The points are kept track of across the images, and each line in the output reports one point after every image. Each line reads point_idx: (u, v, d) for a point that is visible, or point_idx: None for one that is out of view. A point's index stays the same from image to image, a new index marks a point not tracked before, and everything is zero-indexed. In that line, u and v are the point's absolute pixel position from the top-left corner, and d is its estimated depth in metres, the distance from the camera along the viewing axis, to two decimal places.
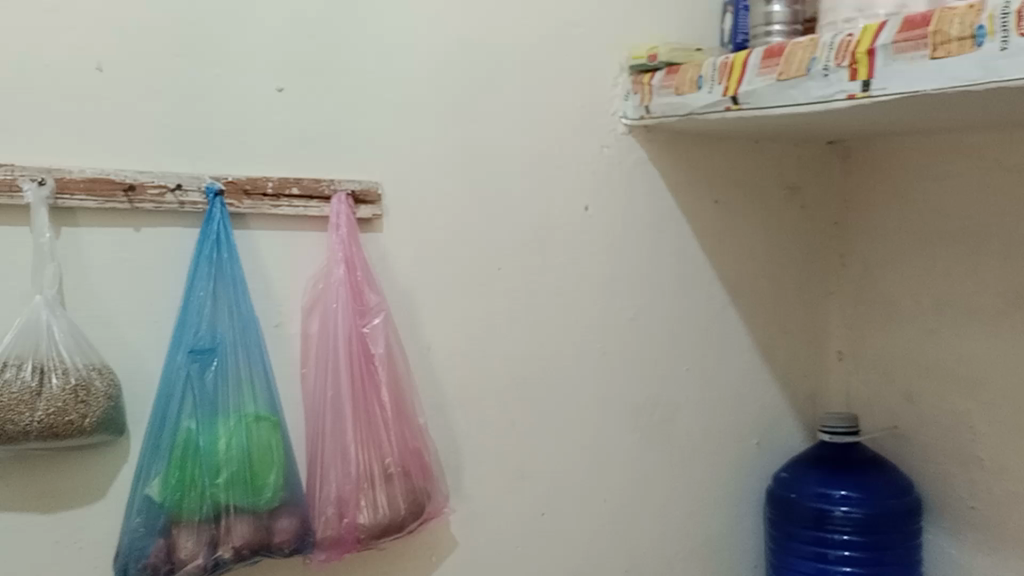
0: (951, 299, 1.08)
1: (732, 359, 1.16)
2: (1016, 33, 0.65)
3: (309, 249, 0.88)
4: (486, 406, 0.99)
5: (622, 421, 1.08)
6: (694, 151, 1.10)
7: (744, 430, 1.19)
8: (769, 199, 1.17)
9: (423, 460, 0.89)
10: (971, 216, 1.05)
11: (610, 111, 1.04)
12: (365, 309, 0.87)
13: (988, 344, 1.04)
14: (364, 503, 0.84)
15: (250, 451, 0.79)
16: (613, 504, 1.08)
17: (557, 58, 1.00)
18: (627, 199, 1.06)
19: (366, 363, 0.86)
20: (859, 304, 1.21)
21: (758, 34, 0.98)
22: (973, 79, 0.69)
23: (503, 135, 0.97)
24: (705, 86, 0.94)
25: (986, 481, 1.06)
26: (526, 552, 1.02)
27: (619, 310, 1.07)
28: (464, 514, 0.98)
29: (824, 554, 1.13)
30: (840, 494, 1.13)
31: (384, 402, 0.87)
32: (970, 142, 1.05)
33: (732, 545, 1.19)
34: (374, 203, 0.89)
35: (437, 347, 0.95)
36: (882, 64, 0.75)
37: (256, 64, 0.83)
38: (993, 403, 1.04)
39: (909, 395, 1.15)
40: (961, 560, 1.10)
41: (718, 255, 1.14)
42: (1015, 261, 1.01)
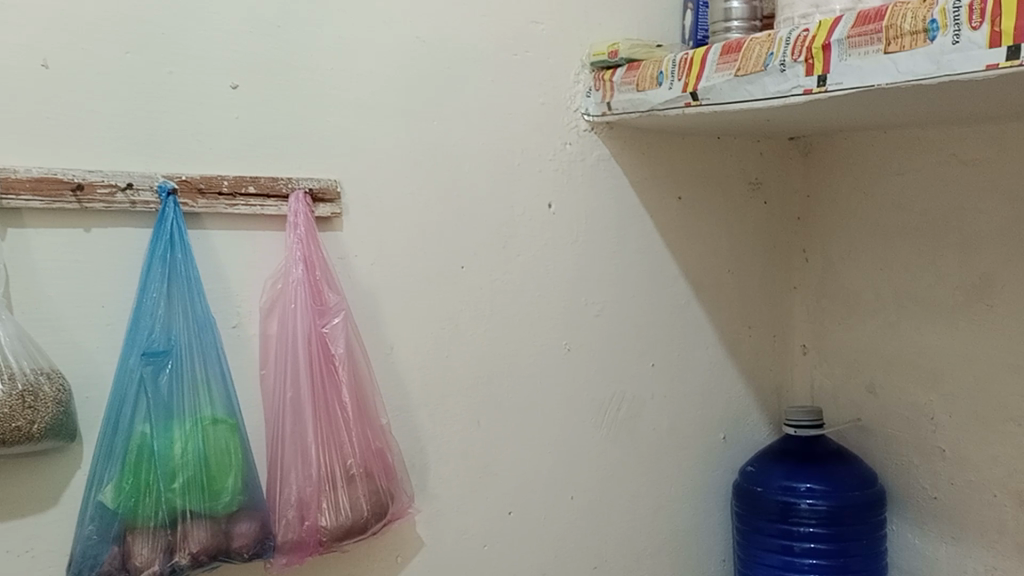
0: (911, 292, 1.10)
1: (698, 354, 1.17)
2: (968, 26, 0.66)
3: (268, 248, 0.86)
4: (451, 405, 0.98)
5: (589, 418, 1.08)
6: (657, 147, 1.11)
7: (710, 425, 1.19)
8: (733, 195, 1.18)
9: (386, 461, 0.88)
10: (929, 209, 1.07)
11: (572, 108, 1.04)
12: (325, 309, 0.86)
13: (947, 335, 1.06)
14: (326, 505, 0.83)
15: (206, 455, 0.78)
16: (580, 502, 1.08)
17: (519, 55, 1.00)
18: (590, 195, 1.06)
19: (326, 363, 0.85)
20: (822, 298, 1.22)
21: (718, 30, 0.98)
22: (925, 73, 0.69)
23: (464, 132, 0.97)
24: (665, 82, 0.94)
25: (948, 471, 1.07)
26: (493, 551, 1.02)
27: (584, 307, 1.06)
28: (429, 514, 0.97)
29: (790, 547, 1.15)
30: (806, 487, 1.14)
31: (345, 403, 0.86)
32: (927, 136, 1.06)
33: (700, 539, 1.20)
34: (333, 201, 0.88)
35: (400, 347, 0.94)
36: (837, 59, 0.76)
37: (210, 62, 0.82)
38: (953, 394, 1.05)
39: (872, 387, 1.16)
40: (924, 550, 1.11)
41: (682, 251, 1.14)
42: (972, 254, 1.02)
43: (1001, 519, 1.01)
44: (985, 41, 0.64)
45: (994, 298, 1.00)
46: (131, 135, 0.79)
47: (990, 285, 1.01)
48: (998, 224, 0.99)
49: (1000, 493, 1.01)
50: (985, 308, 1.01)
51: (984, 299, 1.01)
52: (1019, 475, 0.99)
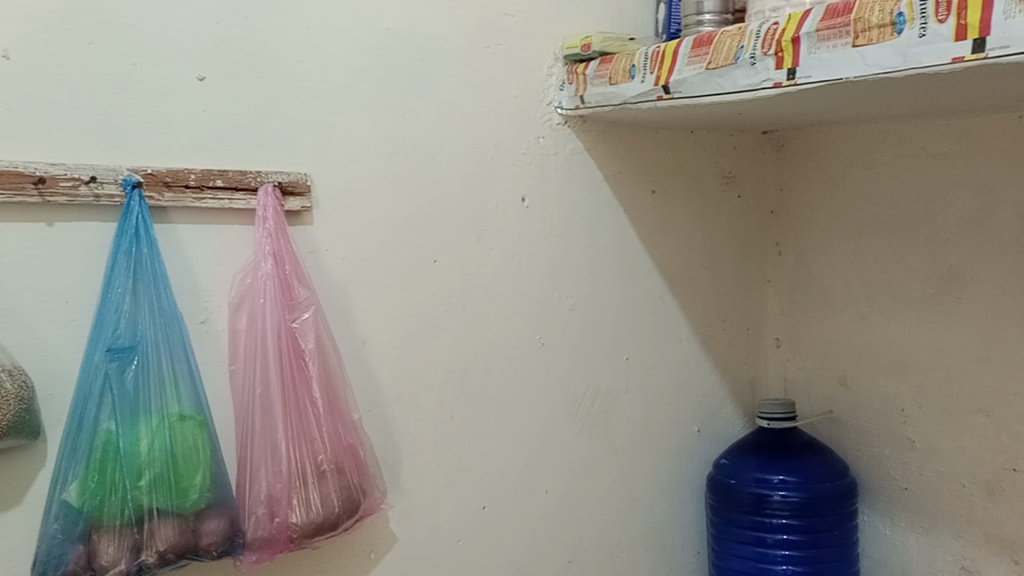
0: (882, 285, 1.11)
1: (672, 347, 1.17)
2: (935, 19, 0.66)
3: (236, 242, 0.85)
4: (424, 399, 0.97)
5: (563, 412, 1.08)
6: (631, 141, 1.11)
7: (685, 418, 1.19)
8: (706, 189, 1.18)
9: (358, 456, 0.87)
10: (899, 203, 1.08)
11: (545, 101, 1.04)
12: (294, 304, 0.85)
13: (917, 328, 1.07)
14: (296, 502, 0.82)
15: (173, 452, 0.77)
16: (554, 496, 1.08)
17: (491, 48, 0.99)
18: (564, 189, 1.06)
19: (296, 358, 0.84)
20: (794, 291, 1.23)
21: (690, 23, 0.98)
22: (893, 66, 0.69)
23: (436, 126, 0.96)
24: (637, 76, 0.94)
25: (917, 462, 1.08)
26: (467, 546, 1.02)
27: (558, 301, 1.06)
28: (403, 509, 0.97)
29: (763, 538, 1.16)
30: (779, 479, 1.14)
31: (316, 398, 0.85)
32: (898, 131, 1.07)
33: (674, 532, 1.20)
34: (303, 194, 0.88)
35: (372, 342, 0.93)
36: (806, 52, 0.76)
37: (175, 53, 0.81)
38: (923, 385, 1.06)
39: (844, 380, 1.17)
40: (895, 540, 1.13)
41: (656, 245, 1.14)
42: (941, 247, 1.03)
43: (969, 509, 1.03)
44: (951, 34, 0.65)
45: (963, 290, 1.01)
46: (95, 127, 0.77)
47: (959, 278, 1.02)
48: (967, 217, 1.00)
49: (969, 483, 1.02)
50: (954, 300, 1.02)
51: (953, 291, 1.02)
52: (986, 465, 1.00)
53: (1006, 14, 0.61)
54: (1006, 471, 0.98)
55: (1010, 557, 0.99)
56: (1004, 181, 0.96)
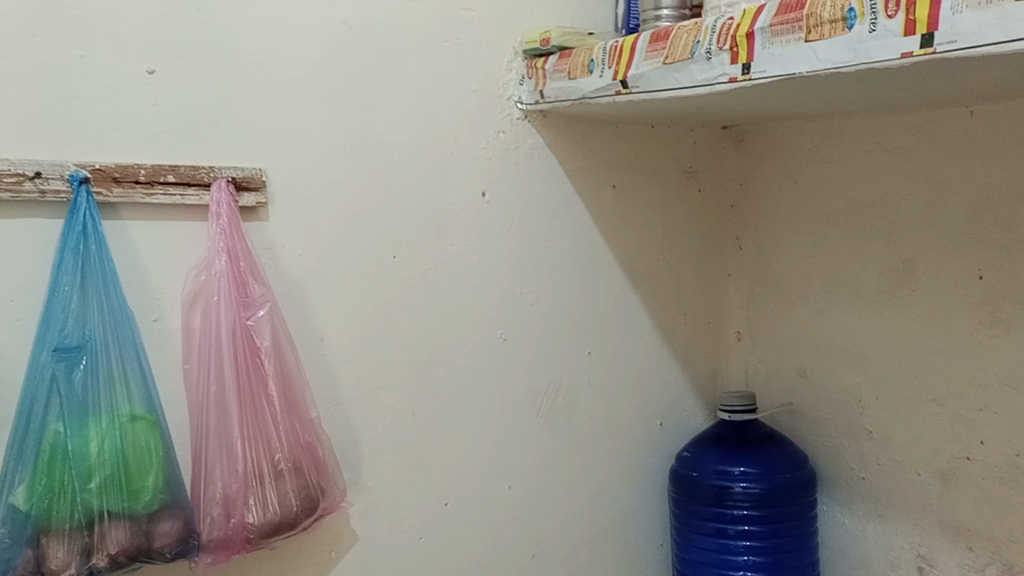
0: (840, 278, 1.12)
1: (634, 341, 1.18)
2: (884, 14, 0.66)
3: (188, 238, 0.84)
4: (384, 396, 0.97)
5: (525, 407, 1.08)
6: (592, 136, 1.11)
7: (647, 412, 1.20)
8: (667, 184, 1.18)
9: (316, 455, 0.86)
10: (855, 197, 1.09)
11: (505, 96, 1.03)
12: (249, 301, 0.84)
13: (873, 320, 1.08)
14: (253, 502, 0.81)
15: (124, 454, 0.75)
16: (517, 491, 1.08)
17: (450, 42, 0.98)
18: (524, 183, 1.05)
19: (252, 356, 0.83)
20: (754, 285, 1.24)
21: (648, 18, 0.98)
22: (844, 61, 0.70)
23: (395, 120, 0.95)
24: (596, 70, 0.94)
25: (875, 452, 1.10)
26: (429, 542, 1.01)
27: (519, 296, 1.06)
28: (363, 506, 0.96)
29: (724, 530, 1.17)
30: (739, 471, 1.16)
31: (271, 395, 0.84)
32: (853, 125, 1.08)
33: (638, 525, 1.21)
34: (258, 190, 0.86)
35: (331, 339, 0.93)
36: (761, 47, 0.76)
37: (124, 45, 0.79)
38: (879, 376, 1.08)
39: (803, 371, 1.18)
40: (853, 529, 1.14)
41: (618, 240, 1.14)
42: (896, 240, 1.05)
43: (925, 498, 1.04)
44: (900, 29, 0.65)
45: (917, 283, 1.03)
46: (40, 120, 0.75)
47: (913, 271, 1.03)
48: (921, 210, 1.02)
49: (924, 472, 1.04)
50: (908, 292, 1.04)
51: (907, 284, 1.04)
52: (941, 454, 1.02)
53: (953, 9, 0.62)
54: (960, 460, 1.00)
55: (964, 544, 1.01)
56: (956, 175, 0.98)
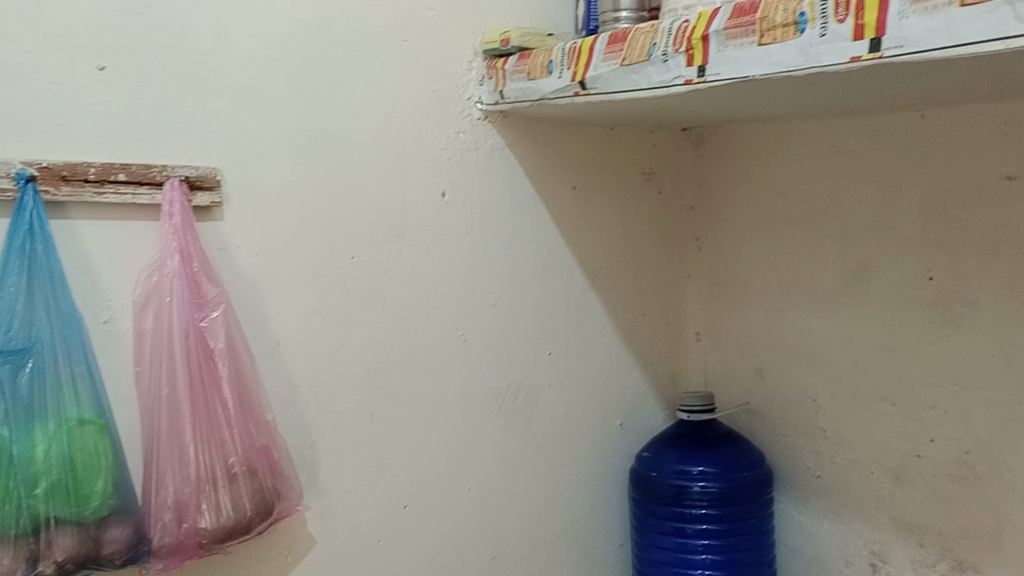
0: (795, 279, 1.14)
1: (594, 341, 1.18)
2: (834, 19, 0.67)
3: (139, 238, 0.82)
4: (343, 398, 0.96)
5: (485, 408, 1.08)
6: (552, 137, 1.11)
7: (608, 412, 1.21)
8: (627, 186, 1.19)
9: (271, 458, 0.85)
10: (811, 199, 1.11)
11: (464, 96, 1.03)
12: (203, 302, 0.82)
13: (828, 320, 1.10)
14: (205, 507, 0.79)
15: (72, 458, 0.73)
16: (477, 492, 1.08)
17: (409, 41, 0.98)
18: (484, 184, 1.05)
19: (205, 358, 0.82)
20: (713, 286, 1.26)
21: (607, 20, 0.99)
22: (796, 64, 0.71)
23: (353, 120, 0.94)
24: (555, 71, 0.94)
25: (829, 450, 1.12)
26: (389, 545, 1.00)
27: (479, 297, 1.06)
28: (320, 509, 0.95)
29: (683, 529, 1.17)
30: (698, 470, 1.16)
31: (226, 399, 0.82)
32: (809, 129, 1.10)
33: (599, 524, 1.21)
34: (212, 189, 0.85)
35: (288, 340, 0.92)
36: (715, 50, 0.77)
37: (72, 41, 0.77)
38: (834, 375, 1.10)
39: (760, 371, 1.20)
40: (809, 526, 1.16)
41: (578, 241, 1.15)
42: (850, 242, 1.06)
43: (878, 495, 1.06)
44: (850, 33, 0.66)
45: (870, 284, 1.05)
46: None
47: (866, 272, 1.05)
48: (873, 213, 1.03)
49: (877, 470, 1.06)
50: (861, 293, 1.06)
51: (860, 284, 1.06)
52: (893, 452, 1.04)
53: (900, 14, 0.63)
54: (911, 457, 1.02)
55: (915, 540, 1.02)
56: (906, 179, 1.00)
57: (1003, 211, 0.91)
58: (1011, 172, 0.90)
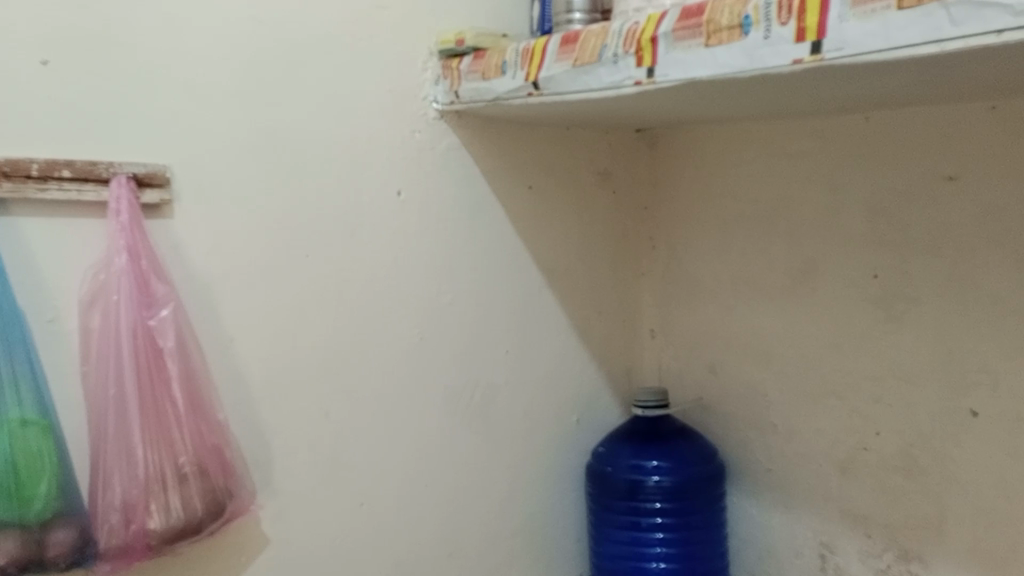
0: (746, 278, 1.16)
1: (550, 339, 1.19)
2: (777, 22, 0.68)
3: (86, 235, 0.81)
4: (297, 397, 0.95)
5: (442, 406, 1.08)
6: (508, 137, 1.12)
7: (564, 408, 1.22)
8: (583, 186, 1.21)
9: (223, 458, 0.85)
10: (761, 199, 1.13)
11: (420, 96, 1.03)
12: (152, 300, 0.81)
13: (778, 318, 1.12)
14: (154, 507, 0.79)
15: (14, 460, 0.72)
16: (434, 490, 1.08)
17: (364, 40, 0.98)
18: (440, 183, 1.06)
19: (154, 358, 0.81)
20: (668, 284, 1.28)
21: (561, 21, 1.00)
22: (741, 66, 0.72)
23: (307, 118, 0.94)
24: (509, 71, 0.95)
25: (779, 444, 1.14)
26: (344, 543, 1.00)
27: (436, 296, 1.06)
28: (274, 508, 0.95)
29: (637, 523, 1.19)
30: (652, 464, 1.19)
31: (176, 398, 0.81)
32: (760, 130, 1.12)
33: (555, 521, 1.23)
34: (161, 186, 0.84)
35: (241, 339, 0.91)
36: (664, 52, 0.78)
37: (15, 37, 0.76)
38: (783, 371, 1.12)
39: (713, 368, 1.22)
40: (761, 519, 1.18)
41: (534, 241, 1.16)
42: (798, 242, 1.09)
43: (826, 488, 1.09)
44: (792, 36, 0.67)
45: (817, 282, 1.07)
46: None
47: (814, 270, 1.07)
48: (820, 213, 1.06)
49: (825, 463, 1.08)
50: (809, 291, 1.08)
51: (808, 283, 1.08)
52: (840, 445, 1.06)
53: (840, 17, 0.64)
54: (857, 451, 1.04)
55: (862, 531, 1.05)
56: (852, 180, 1.02)
57: (943, 211, 0.93)
58: (951, 172, 0.92)
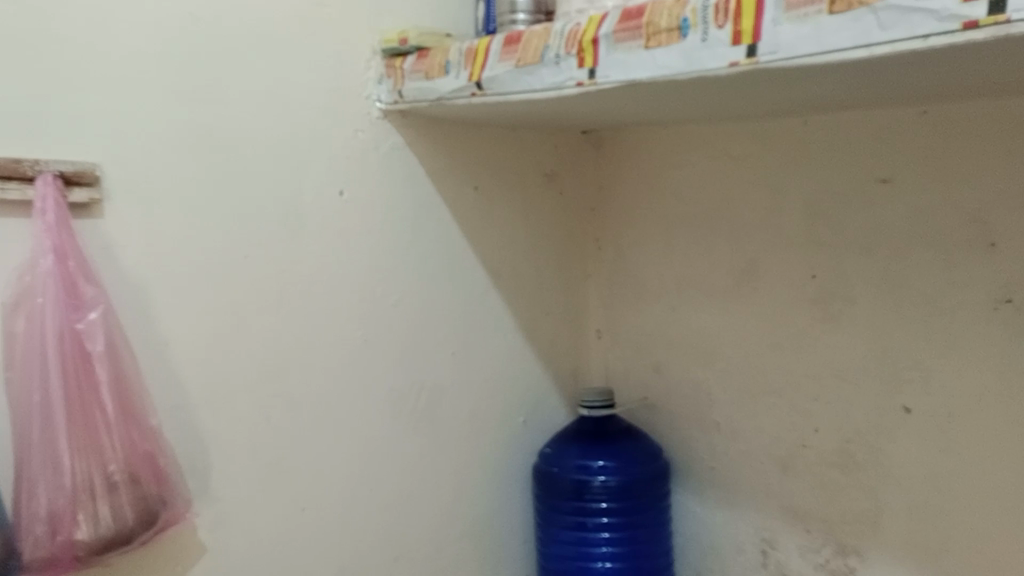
0: (689, 279, 1.17)
1: (496, 340, 1.19)
2: (714, 25, 0.69)
3: (9, 236, 0.77)
4: (235, 401, 0.93)
5: (386, 409, 1.06)
6: (453, 137, 1.11)
7: (510, 409, 1.22)
8: (529, 187, 1.21)
9: (156, 465, 0.83)
10: (704, 201, 1.14)
11: (363, 95, 1.02)
12: (80, 303, 0.79)
13: (720, 318, 1.14)
14: (82, 518, 0.76)
15: None
16: (378, 494, 1.06)
17: (305, 37, 0.96)
18: (384, 183, 1.04)
19: (82, 362, 0.78)
20: (614, 285, 1.29)
21: (504, 21, 1.00)
22: (680, 69, 0.73)
23: (245, 116, 0.92)
24: (452, 71, 0.94)
25: (722, 442, 1.16)
26: (286, 550, 0.98)
27: (379, 298, 1.05)
28: (211, 516, 0.92)
29: (584, 523, 1.20)
30: (598, 464, 1.19)
31: (105, 405, 0.79)
32: (703, 133, 1.14)
33: (502, 522, 1.22)
34: (90, 185, 0.81)
35: (176, 342, 0.88)
36: (605, 53, 0.78)
37: None
38: (726, 370, 1.14)
39: (658, 367, 1.23)
40: (705, 517, 1.20)
41: (480, 241, 1.15)
42: (740, 243, 1.11)
43: (767, 484, 1.11)
44: (728, 39, 0.68)
45: (758, 283, 1.09)
46: None
47: (754, 271, 1.09)
48: (761, 213, 1.08)
49: (767, 460, 1.10)
50: (751, 291, 1.10)
51: (749, 283, 1.10)
52: (781, 443, 1.08)
53: (774, 21, 0.65)
54: (797, 448, 1.06)
55: (803, 527, 1.07)
56: (791, 182, 1.04)
57: (877, 214, 0.96)
58: (885, 175, 0.94)
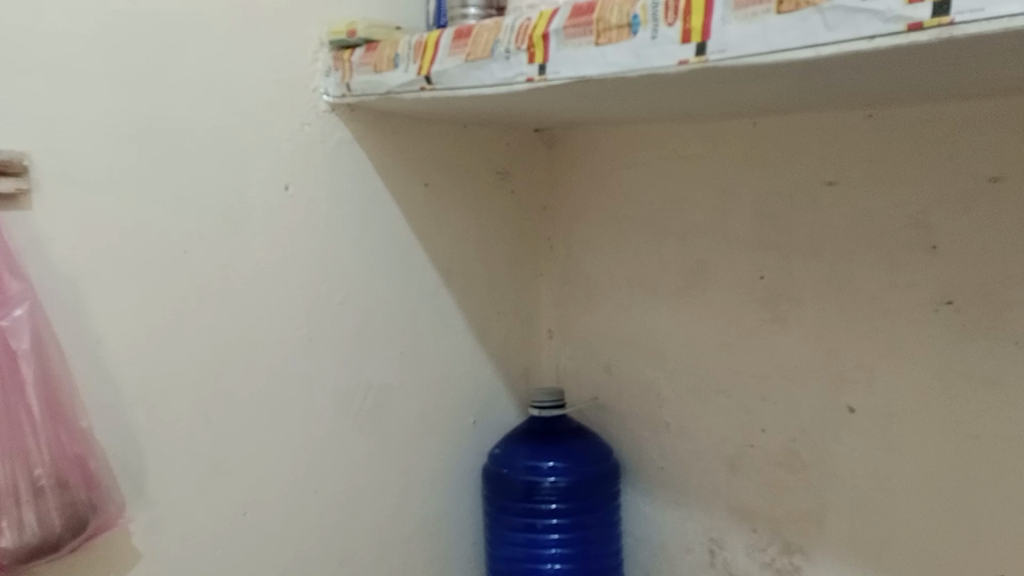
0: (641, 279, 1.17)
1: (446, 338, 1.17)
2: (664, 23, 0.69)
3: None
4: (173, 401, 0.90)
5: (332, 409, 1.04)
6: (403, 133, 1.09)
7: (460, 409, 1.20)
8: (480, 185, 1.19)
9: (87, 469, 0.79)
10: (655, 201, 1.14)
11: (310, 88, 1.00)
12: (3, 299, 0.74)
13: (670, 318, 1.14)
14: (5, 524, 0.73)
15: None
16: (324, 496, 1.04)
17: (249, 27, 0.93)
18: (331, 178, 1.02)
19: (6, 362, 0.74)
20: (565, 284, 1.28)
21: (455, 16, 0.98)
22: (628, 66, 0.72)
23: (185, 107, 0.89)
24: (401, 65, 0.92)
25: (671, 442, 1.16)
26: (226, 555, 0.96)
27: (326, 295, 1.02)
28: (146, 520, 0.89)
29: (533, 524, 1.19)
30: (549, 465, 1.19)
31: (31, 406, 0.75)
32: (654, 133, 1.14)
33: (451, 524, 1.21)
34: (17, 175, 0.77)
35: (110, 340, 0.85)
36: (555, 49, 0.78)
37: None
38: (676, 369, 1.14)
39: (609, 367, 1.23)
40: (655, 517, 1.20)
41: (431, 239, 1.14)
42: (689, 243, 1.11)
43: (714, 484, 1.11)
44: (678, 37, 0.68)
45: (707, 283, 1.09)
46: None
47: (704, 271, 1.10)
48: (711, 214, 1.08)
49: (715, 459, 1.11)
50: (700, 292, 1.10)
51: (699, 284, 1.10)
52: (729, 442, 1.09)
53: (723, 19, 0.65)
54: (745, 447, 1.07)
55: (750, 526, 1.08)
56: (740, 183, 1.05)
57: (823, 216, 0.97)
58: (831, 177, 0.95)
